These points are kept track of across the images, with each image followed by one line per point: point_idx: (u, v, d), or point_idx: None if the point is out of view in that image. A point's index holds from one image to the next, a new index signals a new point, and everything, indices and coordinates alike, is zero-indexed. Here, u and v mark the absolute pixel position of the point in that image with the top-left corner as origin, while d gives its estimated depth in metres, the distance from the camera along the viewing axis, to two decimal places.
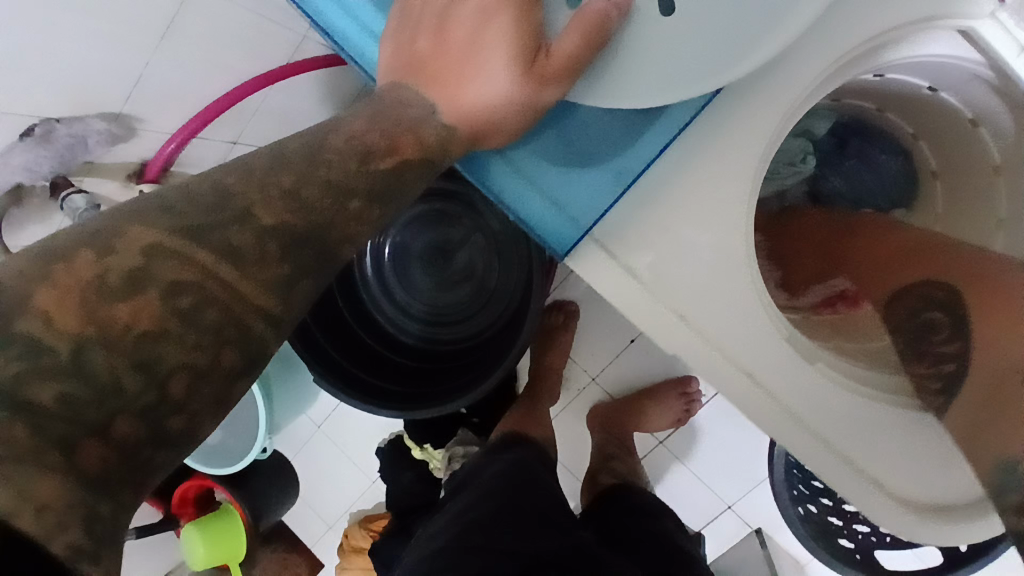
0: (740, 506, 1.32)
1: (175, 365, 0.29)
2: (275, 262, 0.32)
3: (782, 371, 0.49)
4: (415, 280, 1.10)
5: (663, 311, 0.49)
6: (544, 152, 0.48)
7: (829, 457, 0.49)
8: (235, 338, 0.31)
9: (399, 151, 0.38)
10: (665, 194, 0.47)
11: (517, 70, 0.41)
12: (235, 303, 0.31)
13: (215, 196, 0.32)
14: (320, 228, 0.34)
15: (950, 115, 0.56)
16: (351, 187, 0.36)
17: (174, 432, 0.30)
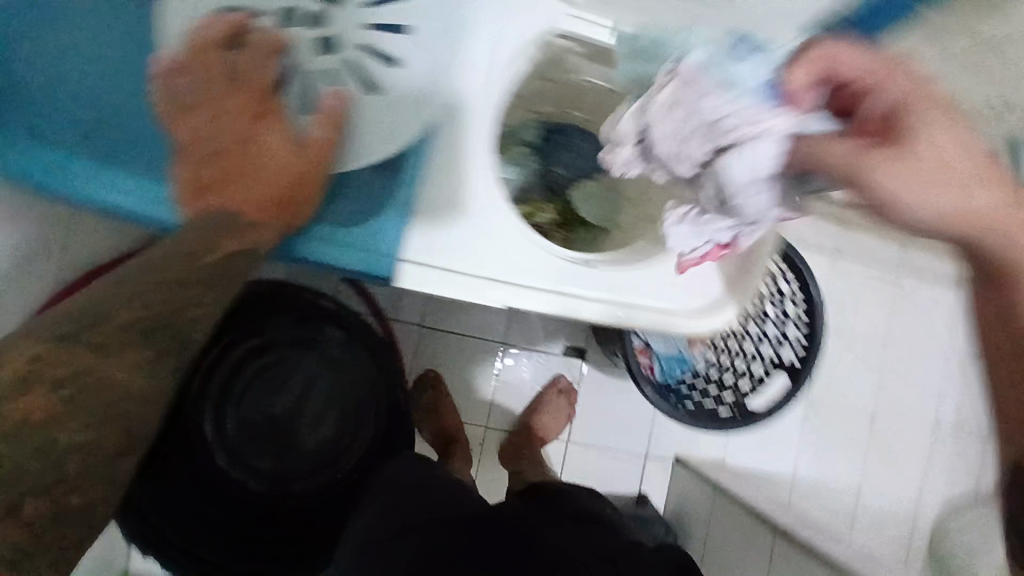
0: (654, 450, 1.51)
1: (69, 446, 0.44)
2: (133, 353, 0.46)
3: (575, 279, 0.69)
4: (272, 439, 1.06)
5: (482, 280, 0.66)
6: (340, 218, 0.61)
7: (636, 311, 0.70)
8: (111, 413, 0.45)
9: (221, 246, 0.49)
10: (439, 206, 0.64)
11: (291, 165, 0.53)
12: (116, 383, 0.45)
13: (79, 313, 0.45)
14: (167, 317, 0.47)
15: (599, 91, 0.94)
16: (186, 281, 0.48)
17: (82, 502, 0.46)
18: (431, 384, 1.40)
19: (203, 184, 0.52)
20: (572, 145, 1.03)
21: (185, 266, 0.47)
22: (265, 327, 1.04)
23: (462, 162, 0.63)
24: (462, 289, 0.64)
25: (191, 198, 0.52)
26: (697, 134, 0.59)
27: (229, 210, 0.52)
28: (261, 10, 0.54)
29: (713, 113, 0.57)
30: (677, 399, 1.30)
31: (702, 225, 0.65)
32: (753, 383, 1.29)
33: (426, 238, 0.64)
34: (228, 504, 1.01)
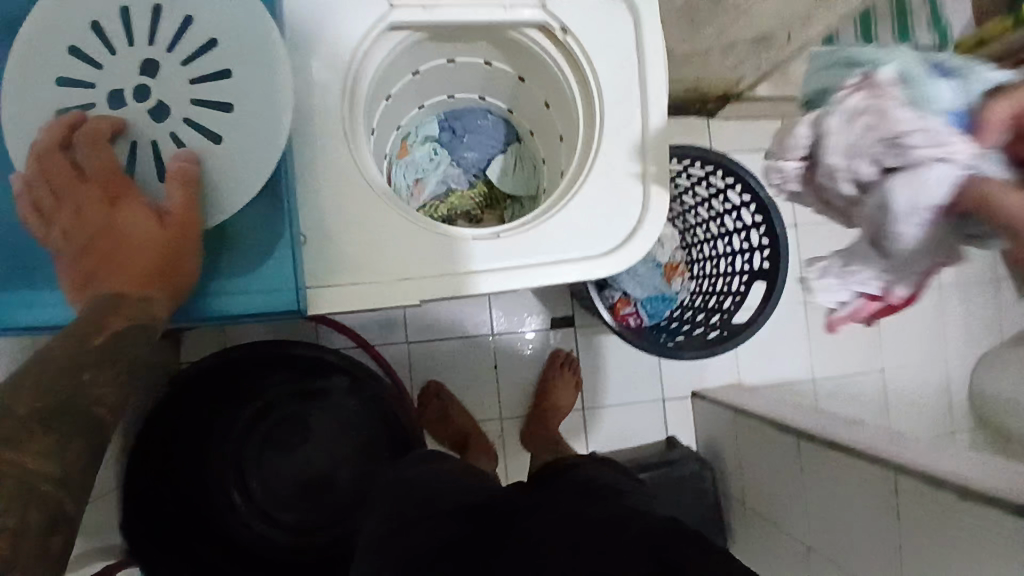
0: (669, 393, 1.51)
1: None
2: (41, 434, 0.44)
3: (482, 254, 0.72)
4: (294, 491, 1.11)
5: (393, 283, 0.69)
6: (234, 267, 0.64)
7: (553, 267, 0.74)
8: (31, 500, 0.42)
9: (109, 326, 0.52)
10: (328, 227, 0.68)
11: (158, 231, 0.56)
12: (24, 474, 0.42)
13: None
14: (71, 398, 0.47)
15: (475, 69, 0.95)
16: (81, 363, 0.49)
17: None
18: (436, 395, 1.42)
19: (84, 273, 0.55)
20: (477, 128, 1.04)
21: (76, 348, 0.50)
22: (273, 385, 1.12)
23: (341, 179, 0.69)
24: (379, 297, 0.68)
25: (75, 288, 0.55)
26: (874, 152, 0.55)
27: (112, 292, 0.54)
28: (91, 101, 0.58)
29: (894, 125, 0.54)
30: (668, 333, 1.30)
31: (847, 278, 0.64)
32: (733, 299, 1.29)
33: (327, 261, 0.68)
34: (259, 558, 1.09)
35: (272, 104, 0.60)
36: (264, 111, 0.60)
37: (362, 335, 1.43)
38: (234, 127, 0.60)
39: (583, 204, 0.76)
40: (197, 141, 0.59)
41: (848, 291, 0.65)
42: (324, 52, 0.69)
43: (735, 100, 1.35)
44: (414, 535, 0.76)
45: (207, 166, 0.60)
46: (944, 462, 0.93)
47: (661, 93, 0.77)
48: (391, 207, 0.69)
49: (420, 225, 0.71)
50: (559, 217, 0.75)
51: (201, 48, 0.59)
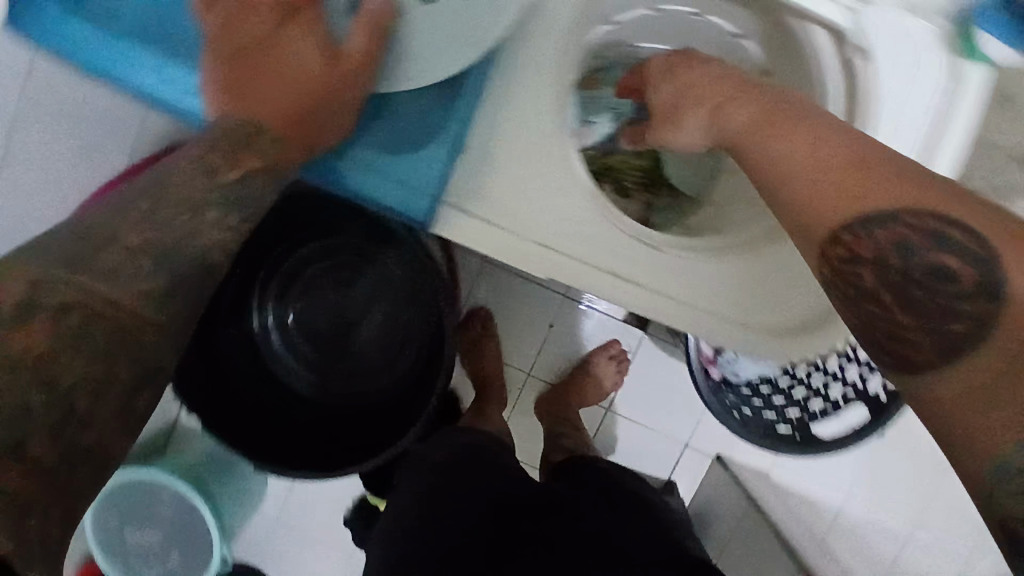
0: (695, 441, 1.42)
1: (73, 381, 0.35)
2: (148, 275, 0.39)
3: (634, 262, 0.62)
4: (317, 334, 1.13)
5: (530, 245, 0.60)
6: (381, 144, 0.56)
7: (705, 319, 0.63)
8: (125, 346, 0.37)
9: (243, 163, 0.46)
10: (492, 150, 0.58)
11: (322, 73, 0.49)
12: (122, 317, 0.37)
13: (78, 234, 0.38)
14: (184, 239, 0.41)
15: (717, 35, 0.81)
16: (205, 199, 0.43)
17: (87, 448, 0.36)
18: (480, 323, 1.37)
19: (225, 81, 0.48)
20: None
21: (203, 178, 0.43)
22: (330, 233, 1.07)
23: (531, 96, 0.57)
24: (508, 251, 0.60)
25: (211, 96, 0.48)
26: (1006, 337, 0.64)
27: (251, 120, 0.48)
28: None
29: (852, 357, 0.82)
30: (738, 402, 1.21)
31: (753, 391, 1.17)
32: (825, 406, 1.17)
33: (471, 185, 0.58)
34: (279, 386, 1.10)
35: None
36: None
37: None
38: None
39: (768, 268, 0.63)
40: None
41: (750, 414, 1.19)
42: None
43: None
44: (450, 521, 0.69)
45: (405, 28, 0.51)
46: None
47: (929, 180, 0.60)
48: (564, 154, 0.59)
49: (583, 189, 0.60)
50: (732, 259, 0.64)
51: None
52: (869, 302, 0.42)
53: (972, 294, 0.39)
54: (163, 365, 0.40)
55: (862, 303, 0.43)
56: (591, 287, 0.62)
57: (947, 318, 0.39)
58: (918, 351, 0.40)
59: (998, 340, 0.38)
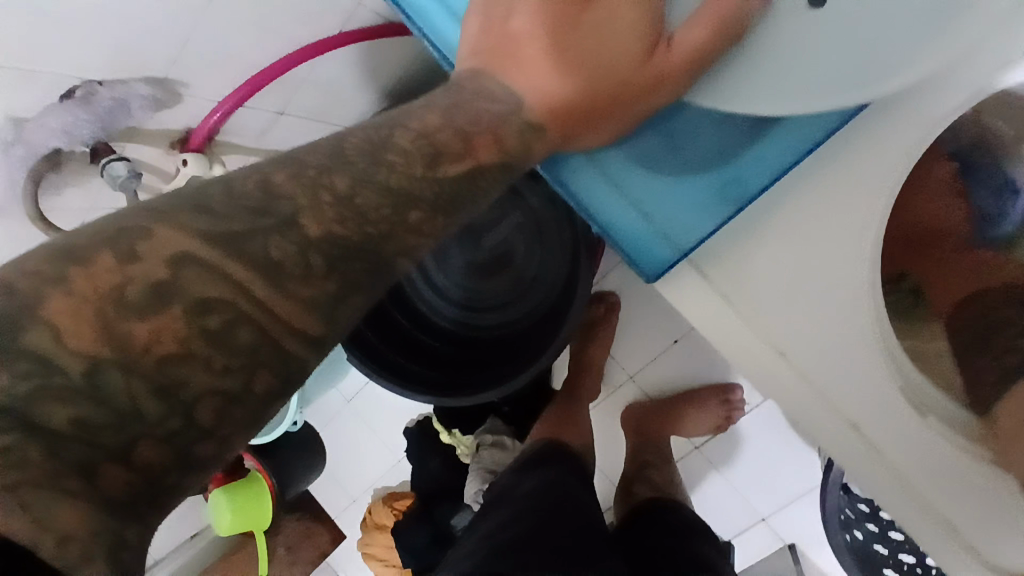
0: (775, 523, 1.20)
1: (203, 389, 0.24)
2: (321, 278, 0.27)
3: (888, 423, 0.43)
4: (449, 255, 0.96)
5: (762, 347, 0.43)
6: (639, 157, 0.41)
7: (932, 523, 0.44)
8: (269, 360, 0.26)
9: (474, 154, 0.32)
10: (779, 218, 0.41)
11: (628, 63, 0.34)
12: (271, 323, 0.26)
13: (259, 197, 0.27)
14: (377, 240, 0.28)
15: None
16: (415, 195, 0.30)
17: (205, 457, 0.25)
18: (605, 306, 1.22)
19: (501, 32, 0.36)
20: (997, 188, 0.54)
21: (424, 171, 0.30)
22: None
23: (870, 164, 0.39)
24: (722, 336, 0.44)
25: (486, 57, 0.35)
26: None
27: (513, 93, 0.34)
28: None
29: None
30: (851, 521, 1.03)
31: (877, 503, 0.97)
32: None
33: (729, 250, 0.43)
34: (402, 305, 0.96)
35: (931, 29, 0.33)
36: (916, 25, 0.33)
37: None
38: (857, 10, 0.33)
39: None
40: None
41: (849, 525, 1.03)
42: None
43: None
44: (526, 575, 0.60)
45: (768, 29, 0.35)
46: None
47: None
48: (869, 252, 0.40)
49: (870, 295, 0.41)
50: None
51: None
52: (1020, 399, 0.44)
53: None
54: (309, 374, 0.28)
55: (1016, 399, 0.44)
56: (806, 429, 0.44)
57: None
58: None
59: None
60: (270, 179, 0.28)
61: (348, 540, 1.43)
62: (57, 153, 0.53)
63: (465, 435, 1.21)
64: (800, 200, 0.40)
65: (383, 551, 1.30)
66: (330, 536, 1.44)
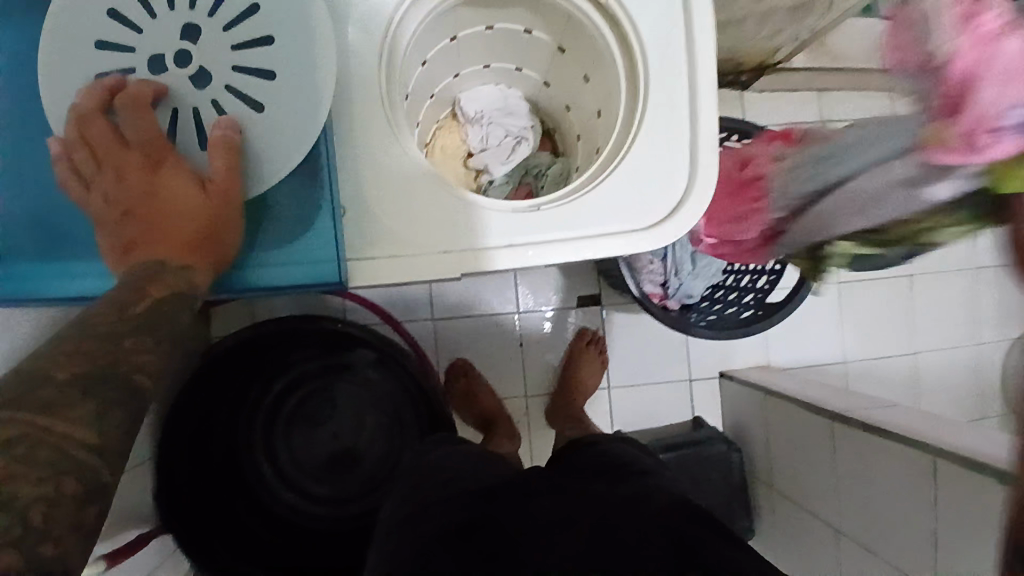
0: (696, 373, 1.49)
1: (28, 498, 0.39)
2: (80, 401, 0.43)
3: (519, 224, 0.69)
4: (325, 459, 1.10)
5: (427, 256, 0.67)
6: (270, 241, 0.63)
7: (589, 243, 0.71)
8: (68, 467, 0.41)
9: (149, 293, 0.50)
10: (365, 200, 0.65)
11: (197, 200, 0.54)
12: (58, 439, 0.42)
13: (15, 382, 0.43)
14: (111, 364, 0.46)
15: (513, 34, 0.91)
16: (121, 331, 0.48)
17: (49, 559, 0.39)
18: (465, 372, 1.42)
19: (121, 240, 0.54)
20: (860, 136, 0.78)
21: (118, 315, 0.48)
22: (297, 364, 1.10)
23: (372, 146, 0.65)
24: (406, 271, 0.66)
25: (122, 257, 0.54)
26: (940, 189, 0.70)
27: (152, 260, 0.53)
28: (131, 66, 0.56)
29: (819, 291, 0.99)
30: (703, 313, 1.25)
31: (693, 271, 1.21)
32: (768, 278, 1.25)
33: (361, 234, 0.65)
34: (321, 524, 1.08)
35: (312, 72, 0.59)
36: (299, 77, 0.59)
37: (390, 311, 1.43)
38: (276, 97, 0.59)
39: (616, 185, 0.72)
40: (240, 110, 0.58)
41: (706, 312, 1.25)
42: (362, 12, 0.66)
43: (771, 70, 1.24)
44: (430, 515, 0.70)
45: (246, 134, 0.58)
46: (985, 443, 0.87)
47: (708, 49, 0.74)
48: (414, 175, 0.66)
49: (440, 185, 0.67)
50: (587, 193, 0.71)
51: (242, 13, 0.58)
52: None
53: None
54: (108, 480, 0.43)
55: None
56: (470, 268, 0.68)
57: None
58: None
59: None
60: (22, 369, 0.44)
61: None
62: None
63: None
64: (364, 186, 0.65)
65: None
66: None
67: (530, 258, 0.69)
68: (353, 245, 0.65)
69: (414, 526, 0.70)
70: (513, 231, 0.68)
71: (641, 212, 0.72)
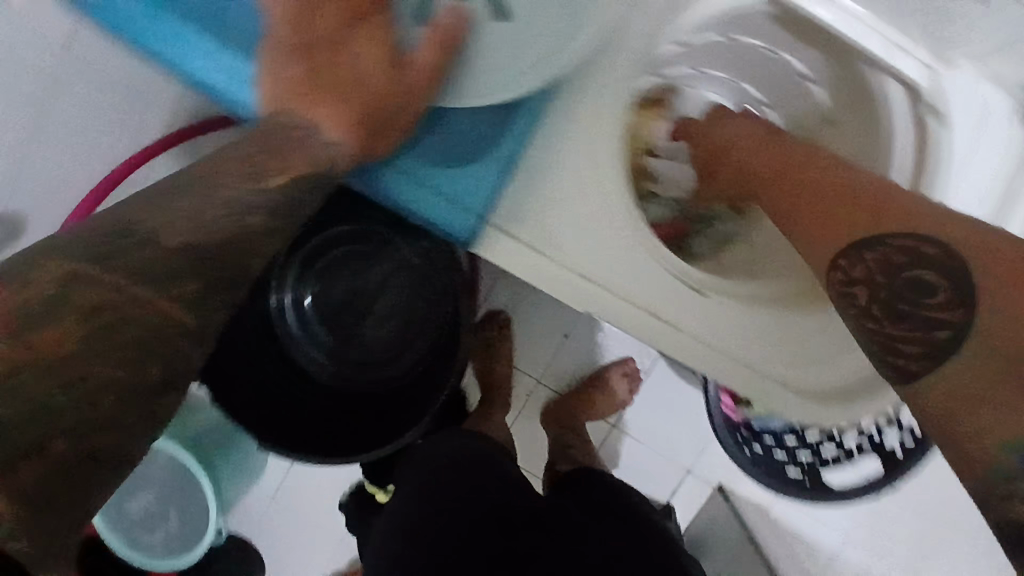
0: (698, 469, 1.40)
1: (107, 382, 0.37)
2: (188, 280, 0.40)
3: (674, 302, 0.61)
4: (336, 318, 1.05)
5: (566, 272, 0.59)
6: (430, 158, 0.55)
7: (732, 365, 0.62)
8: (162, 351, 0.39)
9: (290, 168, 0.45)
10: (545, 173, 0.57)
11: (383, 83, 0.47)
12: (166, 321, 0.39)
13: (123, 226, 0.39)
14: (243, 244, 0.43)
15: (787, 72, 0.75)
16: (256, 205, 0.43)
17: (109, 447, 0.37)
18: (498, 326, 1.34)
19: (285, 72, 0.47)
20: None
21: (256, 182, 0.44)
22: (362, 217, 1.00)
23: (583, 122, 0.56)
24: (536, 273, 0.58)
25: (282, 97, 0.47)
26: None
27: (305, 121, 0.47)
28: None
29: None
30: (748, 439, 1.16)
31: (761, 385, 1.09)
32: (838, 453, 1.12)
33: (516, 206, 0.57)
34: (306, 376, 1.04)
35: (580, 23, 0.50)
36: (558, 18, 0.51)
37: None
38: (526, 22, 0.50)
39: (795, 326, 0.63)
40: (482, 13, 0.50)
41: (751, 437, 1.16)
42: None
43: None
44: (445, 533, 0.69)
45: (473, 46, 0.50)
46: None
47: None
48: (600, 178, 0.57)
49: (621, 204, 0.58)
50: (742, 303, 0.63)
51: None
52: (849, 291, 0.46)
53: (947, 306, 0.41)
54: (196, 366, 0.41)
55: (843, 291, 0.47)
56: (591, 308, 0.60)
57: (935, 327, 0.41)
58: (911, 359, 0.42)
59: (971, 346, 0.39)
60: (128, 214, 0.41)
61: None
62: None
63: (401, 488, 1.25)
64: (551, 160, 0.57)
65: None
66: None
67: (666, 343, 0.62)
68: (509, 216, 0.57)
69: (432, 529, 0.70)
70: (661, 305, 0.61)
71: (803, 363, 0.63)
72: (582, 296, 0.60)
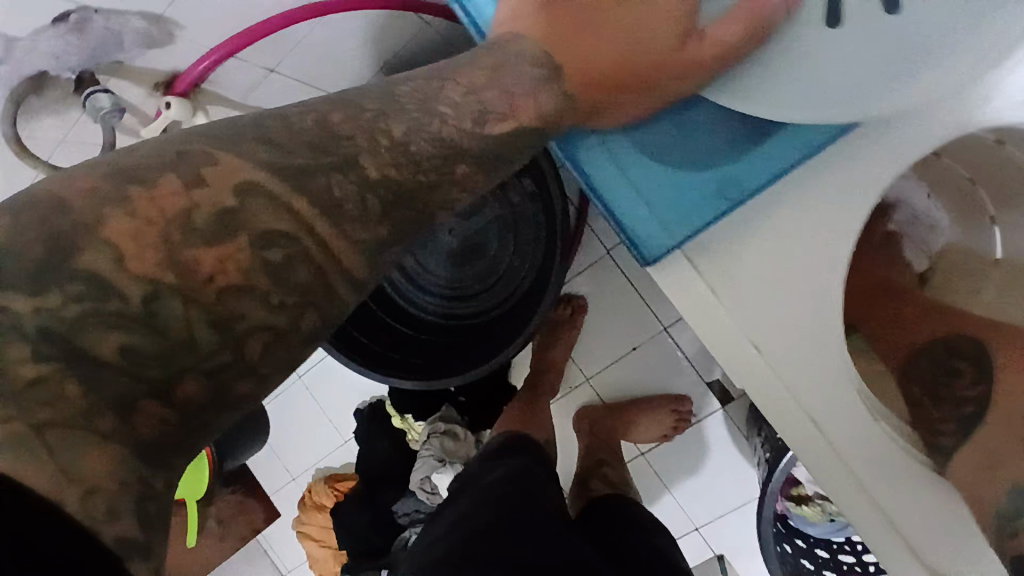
0: (705, 530, 1.23)
1: (253, 324, 0.33)
2: (376, 220, 0.35)
3: (847, 420, 0.49)
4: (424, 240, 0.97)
5: (740, 337, 0.48)
6: (648, 146, 0.45)
7: (889, 530, 0.49)
8: (317, 297, 0.34)
9: (517, 116, 0.40)
10: (768, 212, 0.46)
11: (656, 53, 0.41)
12: (327, 259, 0.34)
13: (323, 136, 0.34)
14: (424, 193, 0.37)
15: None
16: (460, 150, 0.38)
17: (243, 392, 0.34)
18: (572, 308, 1.18)
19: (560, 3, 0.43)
20: None
21: (473, 126, 0.38)
22: None
23: (849, 169, 0.45)
24: (703, 322, 0.48)
25: (529, 25, 0.43)
26: None
27: (548, 56, 0.42)
28: None
29: None
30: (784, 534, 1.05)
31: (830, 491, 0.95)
32: None
33: (714, 236, 0.47)
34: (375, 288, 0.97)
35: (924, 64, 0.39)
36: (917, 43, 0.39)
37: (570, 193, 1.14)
38: (859, 37, 0.40)
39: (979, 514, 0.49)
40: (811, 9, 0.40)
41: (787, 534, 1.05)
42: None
43: None
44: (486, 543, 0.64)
45: (779, 43, 0.41)
46: None
47: None
48: (827, 238, 0.46)
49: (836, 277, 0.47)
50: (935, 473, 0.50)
51: None
52: (910, 380, 0.56)
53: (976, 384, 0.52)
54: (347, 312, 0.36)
55: (907, 376, 0.57)
56: (773, 418, 0.49)
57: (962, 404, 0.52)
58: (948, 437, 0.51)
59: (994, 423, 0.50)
60: (330, 116, 0.35)
61: (286, 517, 1.40)
62: (42, 76, 0.58)
63: (417, 423, 1.21)
64: (784, 200, 0.46)
65: (320, 529, 1.30)
66: (264, 515, 1.40)
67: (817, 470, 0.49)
68: (696, 248, 0.48)
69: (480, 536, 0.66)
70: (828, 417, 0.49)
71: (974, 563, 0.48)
72: (745, 369, 0.49)
